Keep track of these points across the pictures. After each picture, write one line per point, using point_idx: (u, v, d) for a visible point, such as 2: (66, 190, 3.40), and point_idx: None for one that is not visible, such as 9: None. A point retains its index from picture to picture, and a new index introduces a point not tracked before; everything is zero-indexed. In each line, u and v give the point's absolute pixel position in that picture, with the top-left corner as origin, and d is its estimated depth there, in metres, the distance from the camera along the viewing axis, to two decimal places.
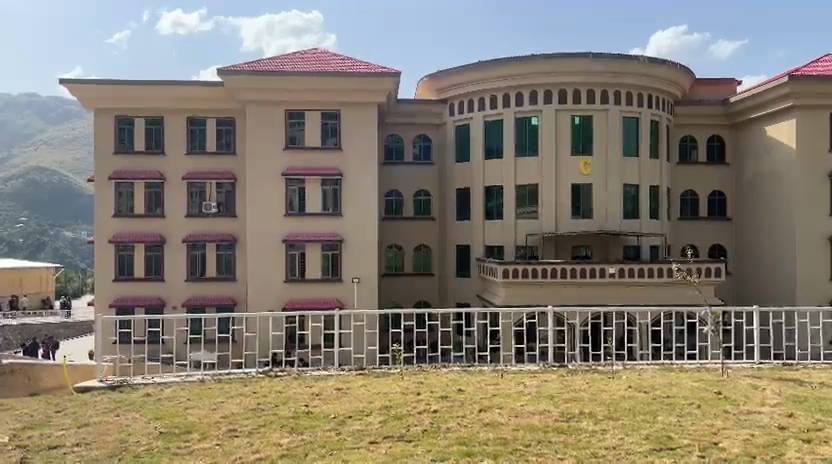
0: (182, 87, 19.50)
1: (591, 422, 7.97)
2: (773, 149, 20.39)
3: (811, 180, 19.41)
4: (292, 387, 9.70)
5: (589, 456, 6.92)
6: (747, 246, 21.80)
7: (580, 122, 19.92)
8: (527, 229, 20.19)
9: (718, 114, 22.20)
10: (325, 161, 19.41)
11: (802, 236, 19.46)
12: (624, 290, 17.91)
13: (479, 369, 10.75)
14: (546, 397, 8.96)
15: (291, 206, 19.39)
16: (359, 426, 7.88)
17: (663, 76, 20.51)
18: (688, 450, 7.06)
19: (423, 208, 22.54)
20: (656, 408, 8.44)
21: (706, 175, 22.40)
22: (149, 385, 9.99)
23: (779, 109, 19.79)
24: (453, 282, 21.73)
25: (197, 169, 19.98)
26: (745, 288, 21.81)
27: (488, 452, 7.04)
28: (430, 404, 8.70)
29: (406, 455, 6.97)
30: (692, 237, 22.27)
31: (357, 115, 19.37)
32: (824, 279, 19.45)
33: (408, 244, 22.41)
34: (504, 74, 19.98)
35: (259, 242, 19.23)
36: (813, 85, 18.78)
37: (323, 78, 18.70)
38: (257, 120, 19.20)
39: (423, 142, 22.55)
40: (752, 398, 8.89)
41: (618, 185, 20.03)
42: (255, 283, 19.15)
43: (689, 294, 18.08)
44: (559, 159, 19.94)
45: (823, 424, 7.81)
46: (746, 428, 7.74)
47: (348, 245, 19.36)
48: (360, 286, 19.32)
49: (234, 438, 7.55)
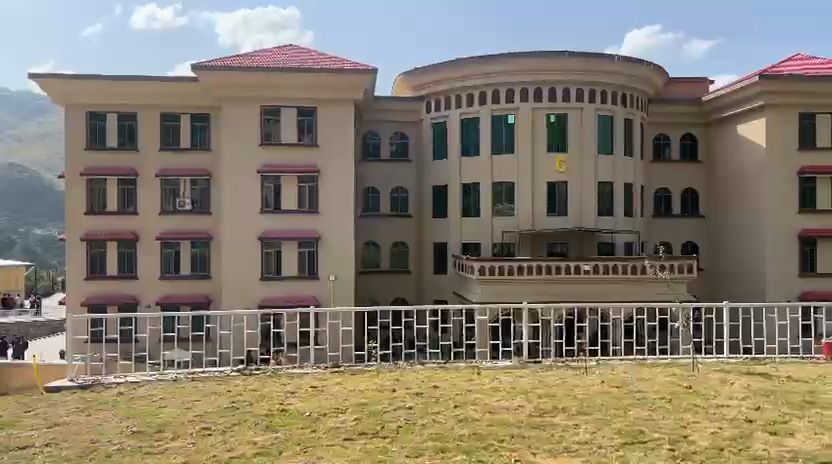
0: (155, 82, 19.21)
1: (565, 417, 8.07)
2: (744, 148, 20.74)
3: (781, 179, 19.81)
4: (268, 385, 9.66)
5: (562, 450, 7.01)
6: (720, 244, 22.16)
7: (556, 120, 20.08)
8: (504, 226, 20.36)
9: (691, 113, 22.50)
10: (301, 158, 19.28)
11: (772, 234, 19.85)
12: (598, 287, 18.11)
13: (455, 366, 10.82)
14: (520, 393, 9.06)
15: (267, 203, 19.29)
16: (335, 423, 7.88)
17: (638, 75, 20.73)
18: (658, 443, 7.18)
19: (401, 205, 22.52)
20: (628, 403, 8.56)
21: (680, 174, 22.65)
22: (121, 384, 9.87)
23: (750, 109, 20.15)
24: (430, 279, 21.83)
25: (171, 166, 19.75)
26: (719, 282, 22.16)
27: (462, 448, 7.08)
28: (406, 400, 8.75)
29: (381, 451, 6.99)
30: (665, 234, 22.57)
31: (333, 112, 19.26)
32: (795, 275, 19.87)
33: (385, 241, 22.36)
34: (482, 72, 20.04)
35: (235, 239, 19.11)
36: (782, 85, 19.17)
37: (298, 75, 18.58)
38: (233, 117, 19.04)
39: (401, 139, 22.46)
40: (721, 392, 9.07)
41: (593, 182, 20.21)
42: (232, 281, 19.06)
43: (662, 291, 18.33)
44: (535, 157, 20.12)
45: (789, 417, 8.00)
46: (715, 420, 7.90)
47: (325, 243, 19.27)
48: (338, 283, 19.25)
49: (208, 436, 7.50)
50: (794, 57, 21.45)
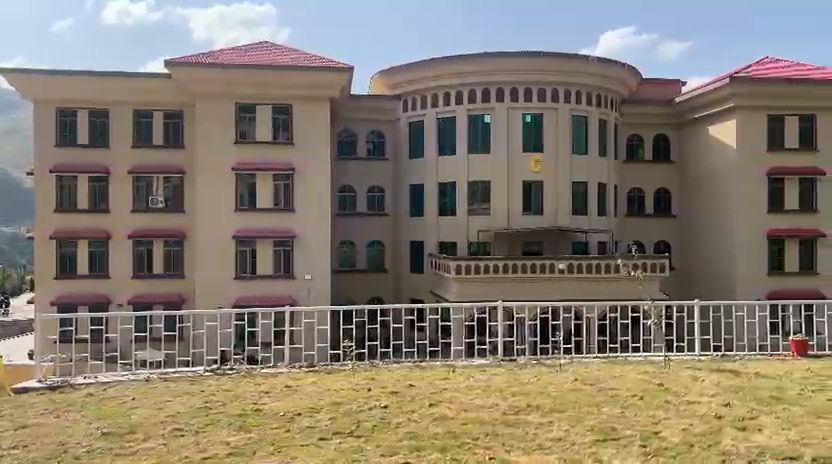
0: (128, 79, 18.93)
1: (539, 415, 8.14)
2: (716, 149, 21.07)
3: (751, 179, 20.19)
4: (241, 385, 9.58)
5: (535, 448, 7.06)
6: (691, 244, 22.51)
7: (532, 120, 20.22)
8: (479, 226, 20.43)
9: (664, 114, 22.79)
10: (276, 156, 19.14)
11: (742, 234, 20.22)
12: (572, 286, 18.27)
13: (430, 365, 10.82)
14: (495, 391, 9.11)
15: (241, 201, 19.12)
16: (309, 423, 7.85)
17: (612, 76, 20.93)
18: (630, 440, 7.27)
19: (377, 204, 22.47)
20: (600, 400, 8.66)
21: (653, 174, 22.94)
22: (90, 385, 9.70)
23: (721, 110, 20.48)
24: (406, 278, 21.83)
25: (143, 163, 19.48)
26: (690, 281, 22.50)
27: (436, 446, 7.10)
28: (380, 399, 8.74)
29: (356, 450, 6.98)
30: (638, 233, 22.84)
31: (309, 109, 19.14)
32: (764, 274, 20.26)
33: (361, 240, 22.31)
34: (458, 71, 20.09)
35: (209, 238, 18.92)
36: (752, 87, 19.54)
37: (274, 72, 18.45)
38: (206, 114, 18.84)
39: (377, 137, 22.40)
40: (691, 389, 9.22)
41: (568, 182, 20.38)
42: (205, 281, 18.87)
43: (635, 289, 18.53)
44: (511, 156, 20.23)
45: (757, 413, 8.15)
46: (685, 417, 8.02)
47: (300, 242, 19.17)
48: (313, 282, 19.17)
49: (180, 437, 7.42)
50: (764, 59, 21.87)
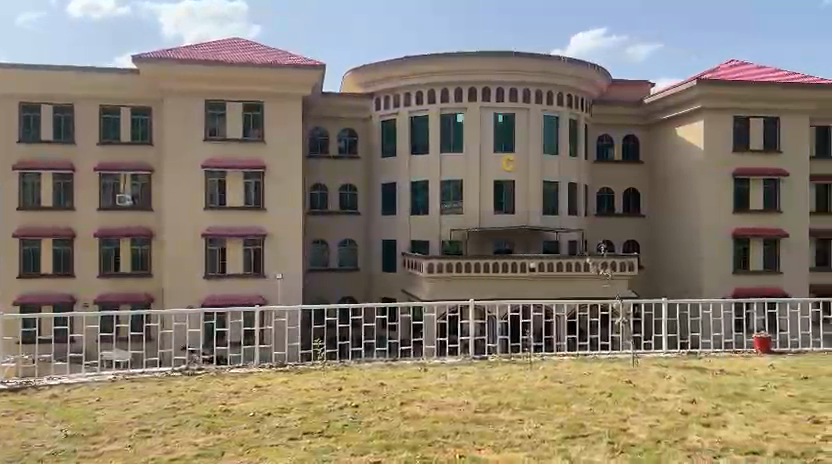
0: (94, 74, 18.57)
1: (509, 413, 8.18)
2: (683, 150, 21.43)
3: (717, 180, 20.57)
4: (210, 385, 9.46)
5: (505, 445, 7.10)
6: (659, 243, 22.85)
7: (504, 119, 20.34)
8: (451, 225, 20.48)
9: (633, 115, 23.09)
10: (247, 153, 18.94)
11: (708, 234, 20.61)
12: (543, 284, 18.43)
13: (402, 363, 10.82)
14: (465, 389, 9.13)
15: (211, 199, 18.88)
16: (278, 423, 7.78)
17: (583, 77, 21.12)
18: (598, 437, 7.36)
19: (349, 203, 22.38)
20: (570, 397, 8.74)
21: (622, 174, 23.24)
22: (54, 386, 9.50)
23: (688, 111, 20.84)
24: (378, 277, 21.79)
25: (110, 160, 19.12)
26: (659, 280, 22.84)
27: (406, 445, 7.09)
28: (351, 399, 8.70)
29: (326, 450, 6.93)
30: (608, 232, 23.13)
31: (281, 107, 18.97)
32: (729, 273, 20.65)
33: (333, 239, 22.22)
34: (431, 70, 20.11)
35: (178, 236, 18.66)
36: (718, 89, 19.95)
37: (245, 69, 18.27)
38: (175, 111, 18.57)
39: (349, 135, 22.31)
40: (659, 386, 9.36)
41: (539, 181, 20.54)
42: (174, 280, 18.62)
43: (603, 288, 18.77)
44: (483, 156, 20.33)
45: (722, 409, 8.31)
46: (652, 414, 8.14)
47: (271, 240, 18.99)
48: (284, 282, 19.03)
49: (146, 439, 7.29)
50: (730, 62, 22.32)
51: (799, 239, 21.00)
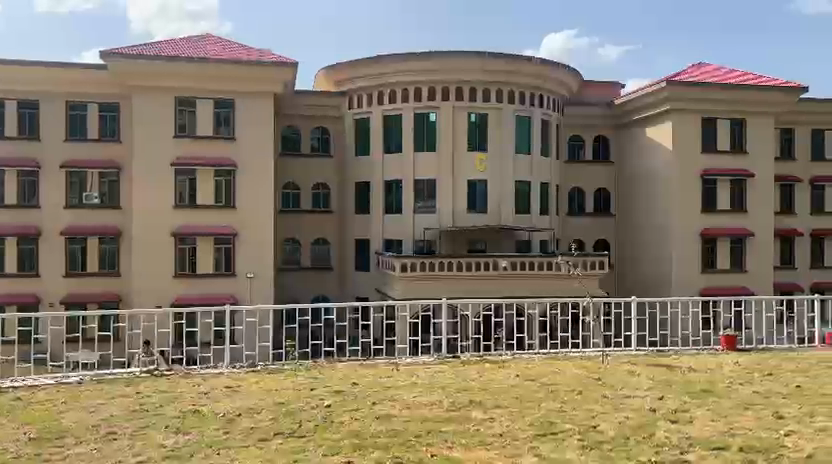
0: (60, 69, 18.18)
1: (481, 411, 8.22)
2: (653, 150, 21.75)
3: (686, 180, 20.91)
4: (179, 386, 9.33)
5: (477, 444, 7.13)
6: (629, 243, 23.16)
7: (477, 119, 20.43)
8: (425, 224, 20.50)
9: (603, 115, 23.36)
10: (217, 151, 18.72)
11: (677, 234, 20.94)
12: (515, 283, 18.56)
13: (374, 362, 10.81)
14: (437, 388, 9.15)
15: (181, 198, 18.63)
16: (249, 423, 7.71)
17: (555, 78, 21.29)
18: (568, 434, 7.43)
19: (322, 202, 22.26)
20: (541, 395, 8.82)
21: (593, 173, 23.51)
22: (17, 388, 9.28)
23: (657, 112, 21.15)
24: (351, 276, 21.72)
25: (77, 157, 18.76)
26: (628, 278, 23.14)
27: (379, 444, 7.08)
28: (323, 398, 8.66)
29: (297, 450, 6.89)
30: (578, 231, 23.37)
31: (252, 104, 18.78)
32: (697, 271, 21.02)
33: (306, 237, 22.08)
34: (405, 69, 20.08)
35: (147, 235, 18.39)
36: (686, 91, 20.29)
37: (215, 66, 18.06)
38: (144, 108, 18.27)
39: (322, 134, 22.21)
40: (628, 383, 9.50)
41: (511, 181, 20.67)
42: (143, 279, 18.33)
43: (573, 287, 18.97)
44: (456, 155, 20.39)
45: (689, 406, 8.46)
46: (622, 411, 8.24)
47: (242, 239, 18.80)
48: (256, 281, 18.86)
49: (114, 441, 7.17)
50: (698, 64, 22.70)
51: (764, 239, 21.46)
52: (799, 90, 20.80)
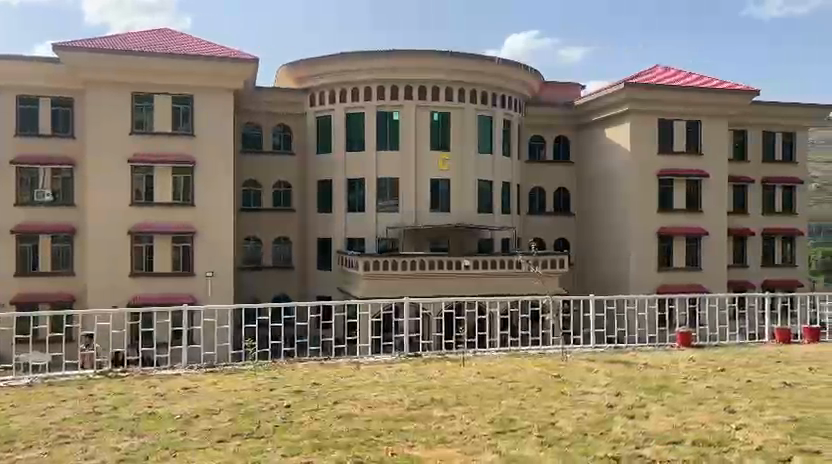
0: (10, 62, 17.59)
1: (442, 409, 8.25)
2: (611, 151, 22.13)
3: (643, 180, 21.33)
4: (134, 387, 9.12)
5: (437, 441, 7.15)
6: (588, 242, 23.52)
7: (440, 118, 20.50)
8: (388, 223, 20.46)
9: (564, 116, 23.67)
10: (175, 148, 18.36)
11: (635, 232, 21.35)
12: (478, 282, 18.68)
13: (336, 362, 10.74)
14: (399, 387, 9.14)
15: (138, 195, 18.24)
16: (207, 425, 7.58)
17: (517, 78, 21.48)
18: (528, 431, 7.50)
19: (283, 200, 22.03)
20: (502, 393, 8.89)
21: (553, 173, 23.80)
22: None
23: (616, 113, 21.53)
24: (314, 274, 21.56)
25: (29, 153, 18.20)
26: (588, 276, 23.50)
27: (339, 444, 7.03)
28: (283, 399, 8.58)
29: (256, 452, 6.80)
30: (539, 230, 23.62)
31: (211, 101, 18.47)
32: (655, 269, 21.48)
33: (266, 236, 21.82)
34: (367, 67, 20.03)
35: (103, 233, 17.93)
36: (644, 93, 20.71)
37: (174, 62, 17.73)
38: (99, 103, 17.81)
39: (283, 131, 21.97)
40: (587, 379, 9.64)
41: (474, 180, 20.80)
42: (98, 279, 17.88)
43: (534, 285, 19.19)
44: (418, 154, 20.42)
45: (645, 401, 8.63)
46: (581, 407, 8.36)
47: (201, 238, 18.48)
48: (215, 280, 18.57)
49: (65, 445, 6.96)
50: (655, 67, 23.18)
51: (718, 237, 22.03)
52: (751, 93, 21.40)
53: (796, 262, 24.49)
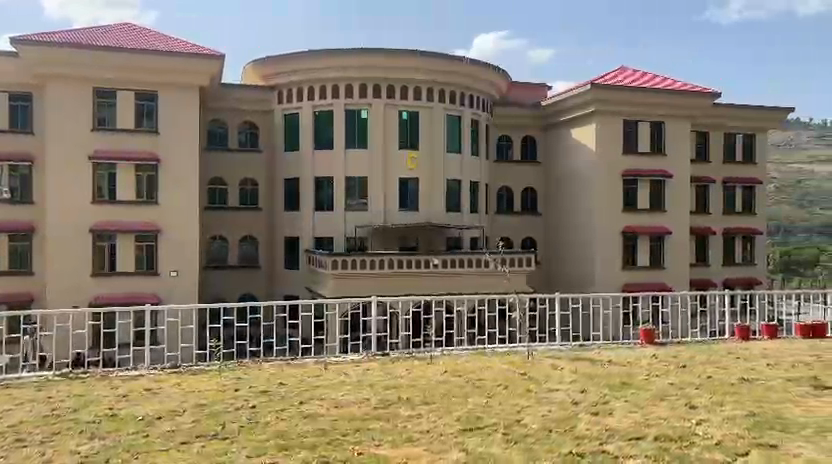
0: None
1: (408, 408, 8.25)
2: (577, 151, 22.40)
3: (608, 180, 21.64)
4: (96, 389, 8.95)
5: (404, 440, 7.15)
6: (555, 241, 23.77)
7: (408, 117, 20.50)
8: (356, 221, 20.39)
9: (531, 116, 23.89)
10: (139, 145, 18.02)
11: (600, 231, 21.64)
12: (446, 281, 18.73)
13: (302, 362, 10.66)
14: (366, 386, 9.11)
15: (100, 193, 17.86)
16: (170, 426, 7.46)
17: (485, 78, 21.60)
18: (494, 428, 7.55)
19: (250, 198, 21.81)
20: (469, 391, 8.93)
21: (521, 173, 23.99)
22: None
23: (582, 114, 21.79)
24: (281, 274, 21.37)
25: None
26: (555, 275, 23.77)
27: (305, 444, 6.99)
28: (249, 399, 8.49)
29: (221, 453, 6.72)
30: (507, 229, 23.80)
31: (176, 97, 18.18)
32: (619, 267, 21.82)
33: (233, 235, 21.57)
34: (335, 65, 19.94)
35: (63, 232, 17.52)
36: (609, 94, 21.01)
37: (137, 57, 17.42)
38: (59, 98, 17.39)
39: (250, 129, 21.73)
40: (552, 377, 9.73)
41: (442, 179, 20.86)
42: (58, 278, 17.46)
43: (501, 284, 19.32)
44: (387, 153, 20.40)
45: (609, 398, 8.77)
46: (546, 404, 8.45)
47: (166, 236, 18.18)
48: (180, 280, 18.29)
49: (22, 449, 6.79)
50: (619, 69, 23.51)
51: (681, 236, 22.47)
52: (712, 96, 21.86)
53: (756, 261, 25.11)
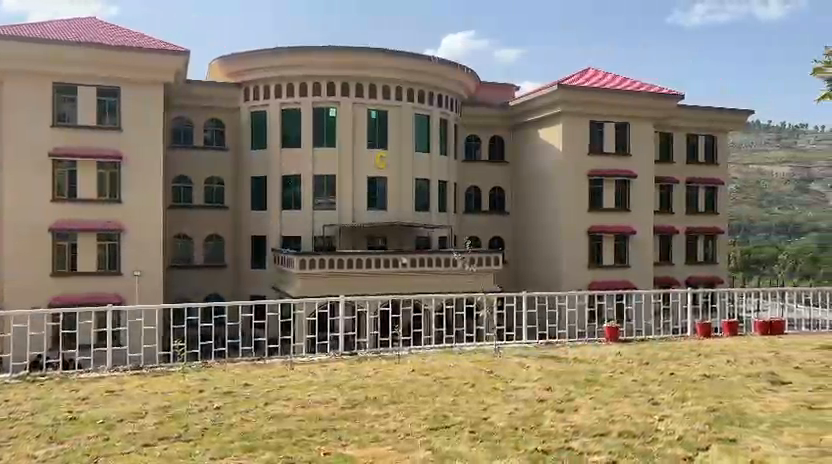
0: None
1: (375, 407, 8.23)
2: (545, 151, 22.61)
3: (575, 179, 21.89)
4: (55, 391, 8.73)
5: (370, 440, 7.12)
6: (522, 240, 23.96)
7: (377, 116, 20.46)
8: (324, 220, 20.26)
9: (499, 116, 24.03)
10: (101, 142, 17.64)
11: (567, 230, 21.88)
12: (414, 280, 18.73)
13: (268, 362, 10.55)
14: (333, 386, 9.05)
15: (60, 191, 17.44)
16: (132, 429, 7.32)
17: (453, 79, 21.66)
18: (461, 427, 7.57)
19: (216, 197, 21.52)
20: (436, 390, 8.94)
21: (489, 172, 24.11)
22: None
23: (549, 114, 22.00)
24: (248, 273, 21.12)
25: None
26: (522, 274, 23.96)
27: (270, 445, 6.93)
28: (213, 401, 8.37)
29: (184, 455, 6.62)
30: (475, 229, 23.90)
31: (140, 93, 17.83)
32: (585, 266, 22.10)
33: (198, 233, 21.27)
34: (302, 63, 19.79)
35: (21, 231, 17.05)
36: (575, 95, 21.25)
37: (98, 52, 17.04)
38: (17, 93, 16.91)
39: (216, 127, 21.43)
40: (518, 375, 9.80)
41: (411, 179, 20.86)
42: (16, 278, 17.00)
43: (469, 283, 19.40)
44: (355, 152, 20.33)
45: (574, 395, 8.87)
46: (513, 402, 8.51)
47: (129, 236, 17.82)
48: (143, 280, 17.95)
49: None
50: (586, 70, 23.79)
51: (645, 236, 22.85)
52: (676, 98, 22.27)
53: (717, 260, 25.65)
